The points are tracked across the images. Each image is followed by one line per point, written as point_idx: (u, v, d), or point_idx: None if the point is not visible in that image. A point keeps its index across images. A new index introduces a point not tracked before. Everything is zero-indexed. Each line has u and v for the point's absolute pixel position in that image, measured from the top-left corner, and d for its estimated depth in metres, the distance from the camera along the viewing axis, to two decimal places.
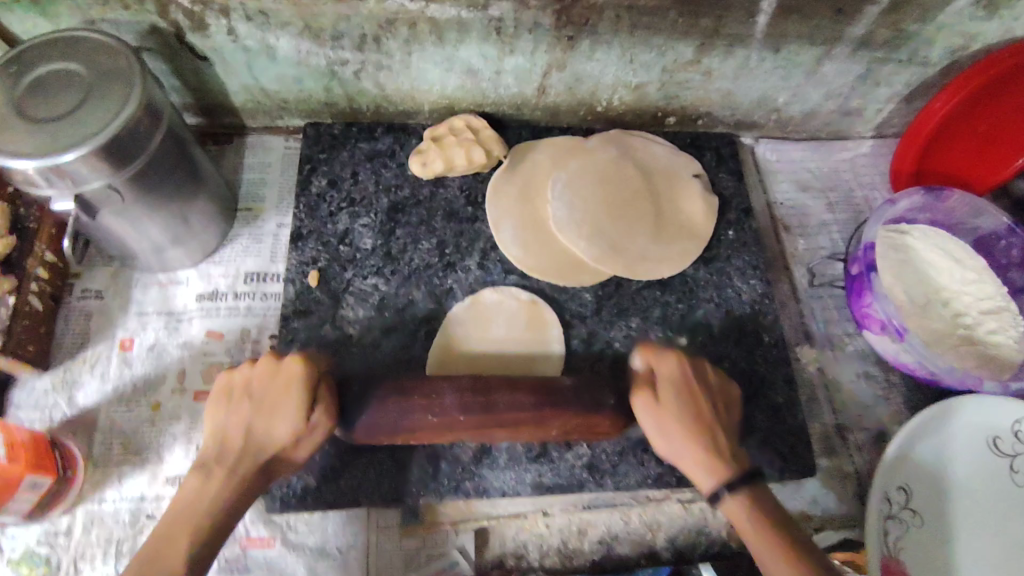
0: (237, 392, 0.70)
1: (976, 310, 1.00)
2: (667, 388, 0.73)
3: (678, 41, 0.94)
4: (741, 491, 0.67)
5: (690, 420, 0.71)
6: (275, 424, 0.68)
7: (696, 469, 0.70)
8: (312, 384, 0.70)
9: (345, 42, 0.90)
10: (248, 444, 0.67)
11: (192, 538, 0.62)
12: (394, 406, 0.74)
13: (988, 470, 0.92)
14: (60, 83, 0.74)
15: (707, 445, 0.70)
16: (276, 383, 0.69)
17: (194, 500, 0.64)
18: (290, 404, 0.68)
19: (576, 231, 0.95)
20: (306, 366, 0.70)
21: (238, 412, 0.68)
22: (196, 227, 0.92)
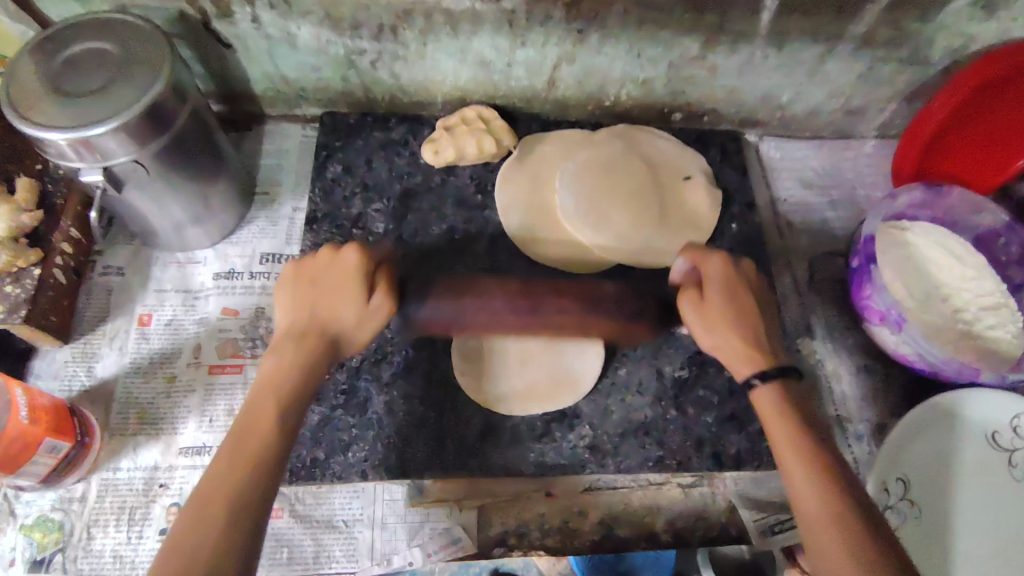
0: (301, 283, 0.71)
1: (976, 306, 1.01)
2: (711, 276, 0.76)
3: (684, 37, 0.96)
4: (775, 381, 0.68)
5: (733, 312, 0.73)
6: (339, 309, 0.70)
7: (734, 358, 0.72)
8: (371, 265, 0.73)
9: (363, 31, 0.93)
10: (318, 334, 0.69)
11: (277, 403, 0.63)
12: (449, 301, 0.82)
13: (989, 464, 0.93)
14: (91, 61, 0.78)
15: (743, 334, 0.72)
16: (340, 270, 0.71)
17: (272, 378, 0.65)
18: (354, 290, 0.70)
19: (582, 219, 0.97)
20: (362, 253, 0.72)
21: (304, 303, 0.70)
22: (215, 206, 0.95)
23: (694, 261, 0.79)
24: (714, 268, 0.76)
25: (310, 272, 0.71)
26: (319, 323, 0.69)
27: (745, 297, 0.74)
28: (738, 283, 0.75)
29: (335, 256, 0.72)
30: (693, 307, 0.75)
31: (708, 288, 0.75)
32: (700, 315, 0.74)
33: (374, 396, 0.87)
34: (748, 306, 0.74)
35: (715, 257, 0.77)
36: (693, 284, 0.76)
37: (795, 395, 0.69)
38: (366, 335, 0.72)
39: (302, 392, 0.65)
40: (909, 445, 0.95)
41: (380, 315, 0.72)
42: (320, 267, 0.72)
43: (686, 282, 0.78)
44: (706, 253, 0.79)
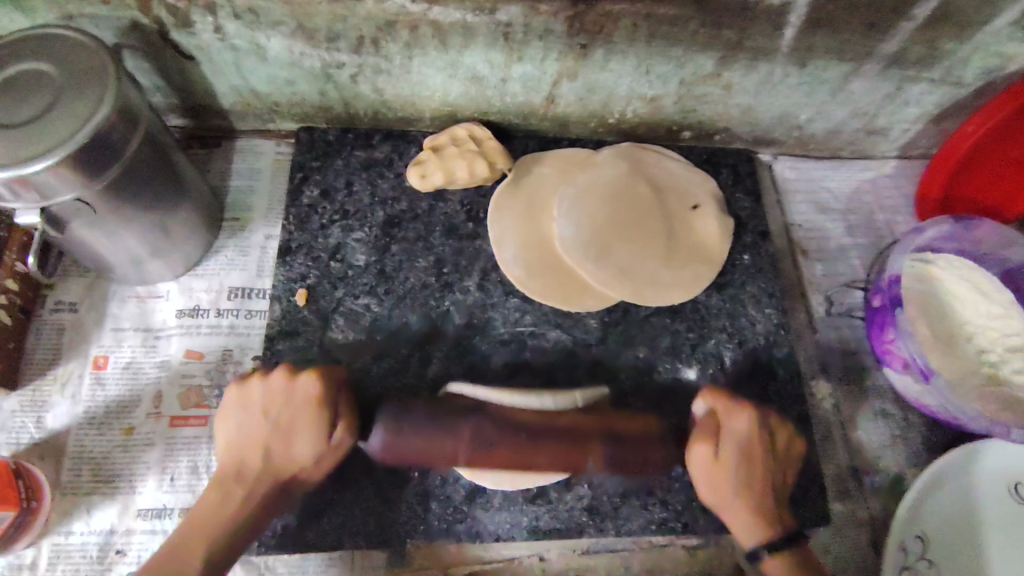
0: (254, 407, 0.70)
1: (1001, 348, 0.91)
2: (729, 452, 0.72)
3: (698, 53, 0.87)
4: (780, 549, 0.72)
5: (746, 504, 0.73)
6: (296, 451, 0.69)
7: (739, 523, 0.74)
8: (332, 396, 0.71)
9: (341, 43, 0.83)
10: (266, 468, 0.69)
11: (211, 543, 0.65)
12: (414, 441, 0.72)
13: (1015, 520, 0.84)
14: (28, 85, 0.68)
15: (753, 510, 0.73)
16: (293, 396, 0.70)
17: (209, 510, 0.67)
18: (308, 421, 0.69)
19: (583, 253, 0.89)
20: (321, 383, 0.70)
21: (254, 429, 0.69)
22: (176, 238, 0.86)
23: (716, 410, 0.75)
24: (735, 430, 0.73)
25: (265, 399, 0.70)
26: (267, 459, 0.69)
27: (761, 455, 0.73)
28: (756, 447, 0.73)
29: (289, 382, 0.70)
30: (701, 459, 0.73)
31: (724, 453, 0.72)
32: (709, 472, 0.73)
33: (352, 453, 0.80)
34: (763, 475, 0.73)
35: (741, 414, 0.73)
36: (708, 436, 0.73)
37: (806, 560, 0.72)
38: (320, 468, 0.71)
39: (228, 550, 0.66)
40: (928, 499, 0.87)
41: (336, 453, 0.71)
42: (271, 395, 0.70)
43: (701, 426, 0.74)
44: (735, 406, 0.74)
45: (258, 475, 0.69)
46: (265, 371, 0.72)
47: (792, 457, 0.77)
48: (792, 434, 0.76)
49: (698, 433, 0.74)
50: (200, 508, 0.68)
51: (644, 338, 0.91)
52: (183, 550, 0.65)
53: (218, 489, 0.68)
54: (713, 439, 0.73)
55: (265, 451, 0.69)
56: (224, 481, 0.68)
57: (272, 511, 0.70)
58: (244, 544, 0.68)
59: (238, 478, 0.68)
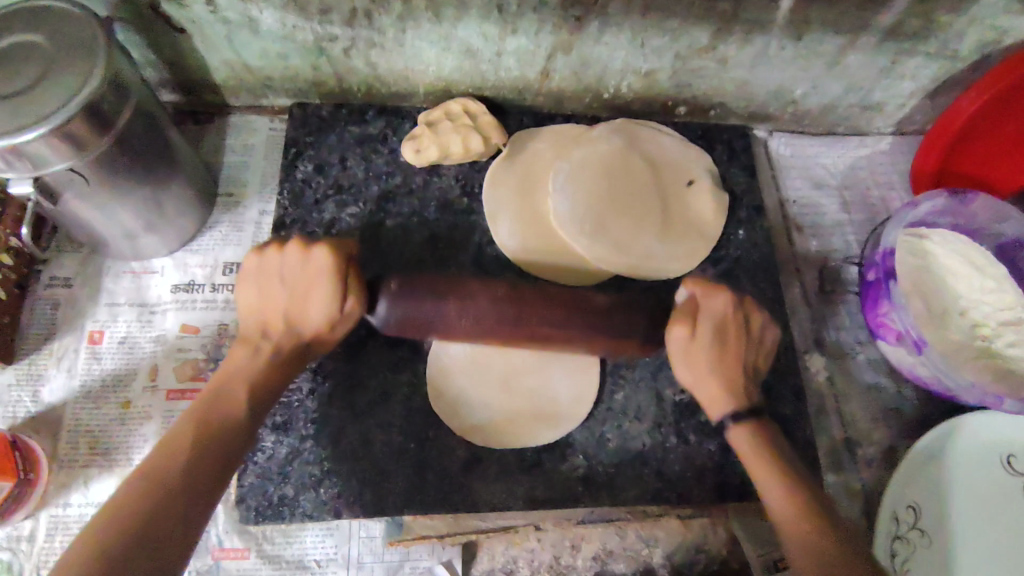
0: (268, 276, 0.72)
1: (995, 321, 0.92)
2: (705, 321, 0.74)
3: (693, 26, 0.87)
4: (747, 421, 0.72)
5: (717, 351, 0.74)
6: (311, 308, 0.70)
7: (710, 383, 0.74)
8: (346, 263, 0.71)
9: (334, 16, 0.83)
10: (288, 327, 0.71)
11: (247, 391, 0.67)
12: (416, 301, 0.73)
13: (1004, 490, 0.85)
14: (19, 55, 0.67)
15: (726, 370, 0.74)
16: (308, 267, 0.70)
17: (234, 370, 0.69)
18: (325, 292, 0.69)
19: (577, 228, 0.89)
20: (336, 254, 0.70)
21: (272, 294, 0.71)
22: (170, 212, 0.85)
23: (701, 291, 0.75)
24: (712, 307, 0.74)
25: (280, 267, 0.71)
26: (289, 319, 0.71)
27: (734, 326, 0.75)
28: (730, 323, 0.75)
29: (304, 255, 0.70)
30: (679, 340, 0.74)
31: (699, 329, 0.74)
32: (686, 347, 0.74)
33: (348, 425, 0.80)
34: (733, 344, 0.75)
35: (717, 295, 0.74)
36: (687, 316, 0.73)
37: (766, 431, 0.72)
38: (341, 326, 0.73)
39: (267, 386, 0.69)
40: (921, 470, 0.87)
41: (346, 321, 0.73)
42: (289, 267, 0.71)
43: (680, 308, 0.75)
44: (712, 286, 0.75)
45: (279, 339, 0.71)
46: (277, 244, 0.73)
47: (763, 344, 0.78)
48: (768, 319, 0.79)
49: (679, 314, 0.74)
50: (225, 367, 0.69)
51: None
52: (220, 400, 0.66)
53: (246, 344, 0.71)
54: (692, 321, 0.74)
55: (285, 306, 0.71)
56: (249, 342, 0.71)
57: (299, 360, 0.73)
58: (273, 399, 0.70)
59: (262, 336, 0.71)
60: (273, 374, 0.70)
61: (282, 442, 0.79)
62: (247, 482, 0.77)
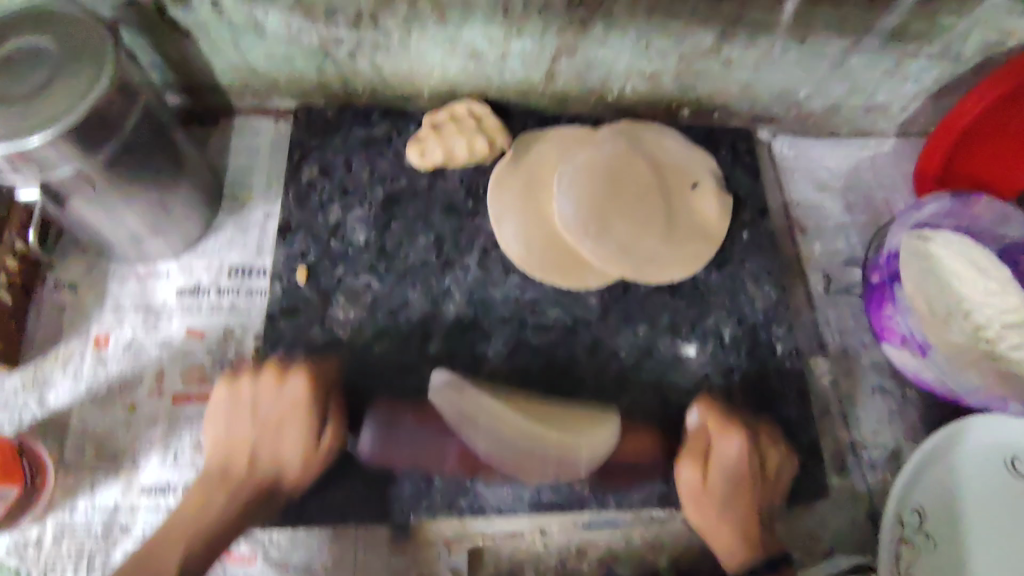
0: (246, 406, 0.74)
1: (999, 324, 0.92)
2: (715, 492, 0.76)
3: (698, 28, 0.87)
4: (761, 566, 0.73)
5: (728, 501, 0.76)
6: (281, 448, 0.73)
7: (727, 535, 0.76)
8: (321, 396, 0.76)
9: (339, 19, 0.83)
10: (254, 467, 0.72)
11: (202, 528, 0.69)
12: (400, 446, 0.79)
13: (1007, 494, 0.85)
14: (26, 60, 0.67)
15: (739, 516, 0.76)
16: (281, 398, 0.74)
17: (201, 496, 0.71)
18: (296, 423, 0.73)
19: (582, 230, 0.89)
20: (310, 383, 0.75)
21: (242, 429, 0.73)
22: (176, 217, 0.85)
23: (711, 440, 0.78)
24: (722, 451, 0.77)
25: (254, 398, 0.74)
26: (255, 460, 0.73)
27: (749, 481, 0.76)
28: (745, 477, 0.76)
29: (279, 384, 0.75)
30: (689, 481, 0.77)
31: (709, 474, 0.76)
32: (694, 493, 0.76)
33: (355, 429, 0.80)
34: (749, 485, 0.77)
35: (729, 436, 0.77)
36: (696, 454, 0.77)
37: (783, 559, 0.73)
38: (303, 484, 0.75)
39: (222, 530, 0.70)
40: (924, 472, 0.88)
41: (320, 459, 0.75)
42: (263, 396, 0.74)
43: (691, 437, 0.79)
44: (727, 426, 0.78)
45: (251, 475, 0.72)
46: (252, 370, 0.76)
47: (780, 484, 0.80)
48: (784, 456, 0.81)
49: (687, 450, 0.79)
50: (198, 488, 0.72)
51: (643, 315, 0.91)
52: (166, 548, 0.68)
53: (202, 488, 0.71)
54: (701, 462, 0.77)
55: (253, 446, 0.73)
56: (208, 478, 0.72)
57: (257, 515, 0.73)
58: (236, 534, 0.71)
59: (228, 472, 0.72)
60: (241, 508, 0.71)
61: None
62: None
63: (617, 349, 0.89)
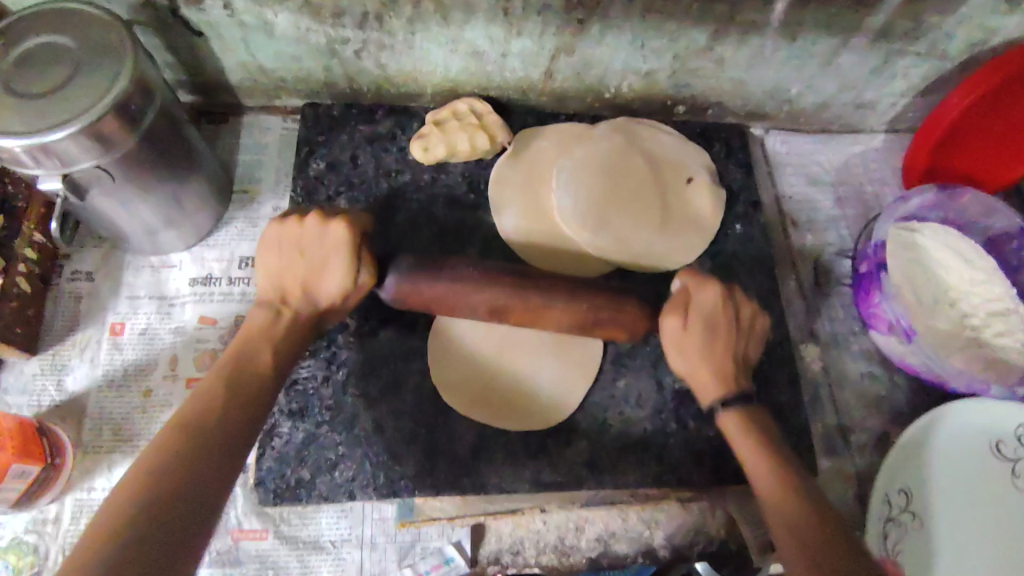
0: (291, 246, 0.75)
1: (984, 312, 0.95)
2: (704, 352, 0.77)
3: (691, 28, 0.91)
4: (737, 410, 0.76)
5: (710, 338, 0.78)
6: (325, 276, 0.74)
7: (703, 381, 0.78)
8: (361, 236, 0.75)
9: (346, 19, 0.86)
10: (306, 301, 0.75)
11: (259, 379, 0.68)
12: (423, 279, 0.76)
13: (991, 476, 0.89)
14: (49, 59, 0.71)
15: (721, 347, 0.78)
16: (325, 239, 0.74)
17: (250, 346, 0.71)
18: (337, 258, 0.73)
19: (581, 223, 0.92)
20: (351, 225, 0.74)
21: (291, 266, 0.74)
22: (189, 209, 0.89)
23: (696, 293, 0.79)
24: (702, 301, 0.78)
25: (301, 240, 0.75)
26: (306, 291, 0.75)
27: (726, 320, 0.78)
28: (721, 320, 0.78)
29: (324, 225, 0.74)
30: (671, 331, 0.78)
31: (694, 319, 0.78)
32: (679, 335, 0.77)
33: (362, 412, 0.83)
34: (726, 331, 0.78)
35: (708, 287, 0.79)
36: (678, 307, 0.78)
37: (764, 427, 0.75)
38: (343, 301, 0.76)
39: (278, 369, 0.71)
40: (912, 456, 0.90)
41: (359, 289, 0.76)
42: (308, 237, 0.75)
43: (673, 298, 0.79)
44: (705, 278, 0.80)
45: (296, 303, 0.75)
46: (302, 215, 0.76)
47: (754, 330, 0.82)
48: (758, 314, 0.82)
49: (671, 304, 0.79)
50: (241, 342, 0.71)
51: None
52: (239, 375, 0.68)
53: (263, 314, 0.74)
54: (682, 310, 0.78)
55: (303, 280, 0.74)
56: (266, 310, 0.74)
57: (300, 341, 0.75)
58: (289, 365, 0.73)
59: (279, 315, 0.74)
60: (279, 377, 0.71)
61: (298, 428, 0.82)
62: (265, 466, 0.81)
63: None
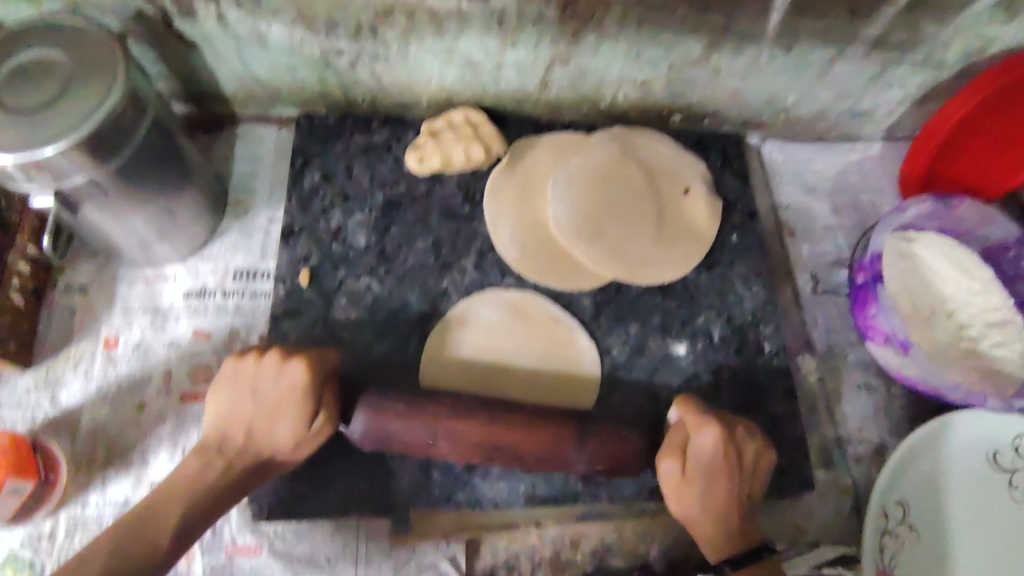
0: (244, 387, 0.76)
1: (980, 322, 0.94)
2: (693, 502, 0.77)
3: (687, 38, 0.90)
4: (742, 563, 0.74)
5: (707, 486, 0.77)
6: (276, 428, 0.75)
7: (698, 515, 0.78)
8: (318, 385, 0.76)
9: (340, 31, 0.86)
10: (248, 443, 0.75)
11: (186, 499, 0.71)
12: (398, 425, 0.77)
13: (989, 487, 0.89)
14: (41, 73, 0.70)
15: (702, 510, 0.78)
16: (282, 381, 0.75)
17: (182, 480, 0.73)
18: (293, 410, 0.74)
19: (576, 234, 0.92)
20: (309, 372, 0.75)
21: (241, 407, 0.75)
22: (183, 222, 0.89)
23: (698, 440, 0.78)
24: (700, 446, 0.77)
25: (256, 380, 0.76)
26: (249, 438, 0.75)
27: (726, 469, 0.77)
28: (721, 466, 0.77)
29: (280, 366, 0.75)
30: (668, 474, 0.78)
31: (689, 469, 0.78)
32: (675, 486, 0.78)
33: None
34: (727, 485, 0.77)
35: (705, 428, 0.78)
36: (674, 452, 0.78)
37: (739, 526, 0.78)
38: (296, 456, 0.77)
39: (201, 503, 0.72)
40: (909, 467, 0.90)
41: (304, 448, 0.76)
42: (263, 377, 0.75)
43: (670, 441, 0.80)
44: (704, 419, 0.79)
45: (236, 449, 0.75)
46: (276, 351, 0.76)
47: (759, 474, 0.80)
48: (762, 449, 0.80)
49: (669, 446, 0.79)
50: (178, 474, 0.73)
51: (636, 315, 0.94)
52: (151, 524, 0.69)
53: (200, 458, 0.74)
54: (679, 453, 0.78)
55: (249, 428, 0.75)
56: (205, 451, 0.75)
57: (245, 487, 0.75)
58: (227, 502, 0.74)
59: (221, 446, 0.75)
60: (216, 496, 0.73)
61: None
62: (259, 481, 0.80)
63: (609, 348, 0.92)
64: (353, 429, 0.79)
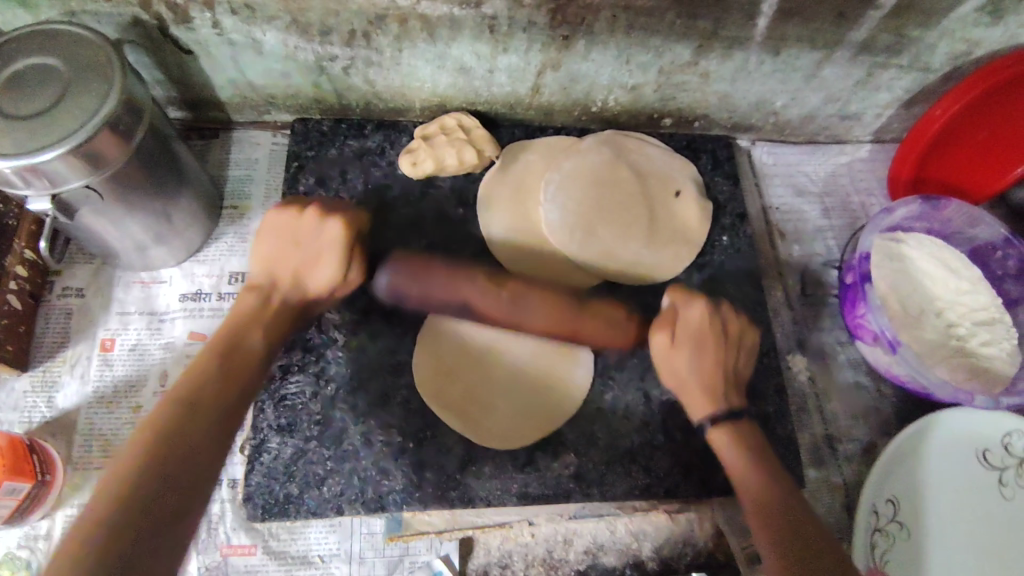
0: (286, 236, 0.77)
1: (969, 321, 0.96)
2: (690, 392, 0.80)
3: (675, 43, 0.92)
4: (726, 425, 0.78)
5: (696, 375, 0.80)
6: (319, 270, 0.76)
7: (697, 395, 0.80)
8: (355, 238, 0.77)
9: (333, 37, 0.87)
10: (296, 290, 0.77)
11: (253, 360, 0.71)
12: (414, 284, 0.79)
13: (978, 484, 0.89)
14: (39, 80, 0.72)
15: (707, 363, 0.80)
16: (324, 233, 0.76)
17: (242, 316, 0.74)
18: (333, 256, 0.75)
19: (568, 236, 0.93)
20: (348, 226, 0.76)
21: (286, 254, 0.76)
22: (179, 225, 0.90)
23: (686, 310, 0.81)
24: (687, 320, 0.81)
25: (297, 236, 0.77)
26: (296, 281, 0.76)
27: (714, 342, 0.80)
28: (709, 336, 0.81)
29: (320, 220, 0.76)
30: (659, 346, 0.81)
31: (678, 338, 0.80)
32: (664, 356, 0.81)
33: (351, 426, 0.84)
34: (714, 349, 0.81)
35: (693, 304, 0.81)
36: (666, 323, 0.81)
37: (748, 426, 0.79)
38: (336, 292, 0.79)
39: (277, 338, 0.75)
40: (900, 466, 0.91)
41: (347, 285, 0.79)
42: (307, 229, 0.76)
43: (659, 317, 0.82)
44: (691, 297, 0.82)
45: (283, 290, 0.76)
46: (303, 206, 0.78)
47: (746, 346, 0.85)
48: (747, 325, 0.84)
49: (659, 321, 0.82)
50: (236, 308, 0.74)
51: None
52: (233, 351, 0.71)
53: (253, 292, 0.76)
54: (670, 329, 0.81)
55: (293, 272, 0.76)
56: (257, 299, 0.75)
57: (289, 324, 0.77)
58: (282, 337, 0.76)
59: (269, 296, 0.76)
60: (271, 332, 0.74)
61: (287, 443, 0.83)
62: (254, 481, 0.81)
63: None
64: (382, 285, 0.80)
